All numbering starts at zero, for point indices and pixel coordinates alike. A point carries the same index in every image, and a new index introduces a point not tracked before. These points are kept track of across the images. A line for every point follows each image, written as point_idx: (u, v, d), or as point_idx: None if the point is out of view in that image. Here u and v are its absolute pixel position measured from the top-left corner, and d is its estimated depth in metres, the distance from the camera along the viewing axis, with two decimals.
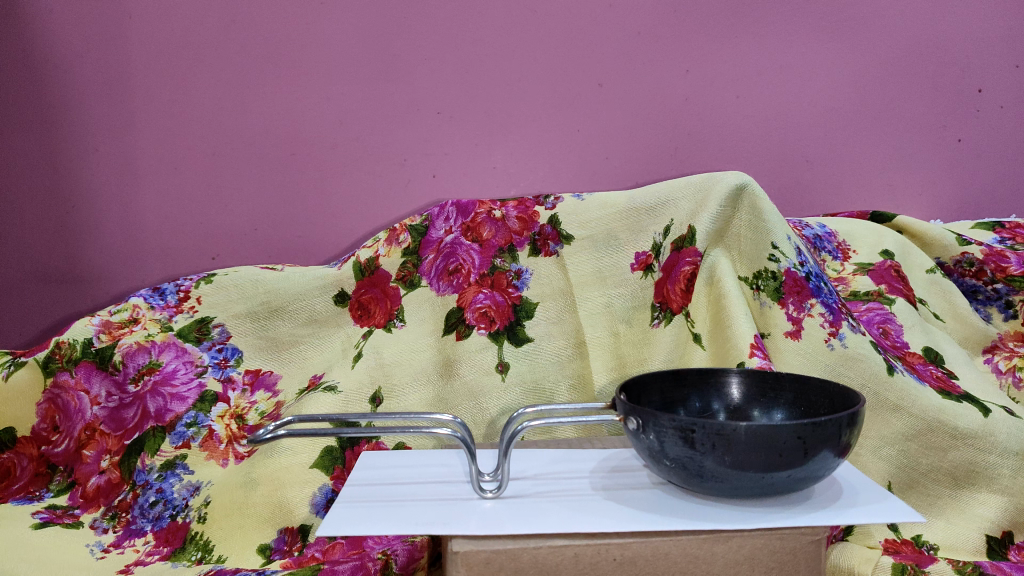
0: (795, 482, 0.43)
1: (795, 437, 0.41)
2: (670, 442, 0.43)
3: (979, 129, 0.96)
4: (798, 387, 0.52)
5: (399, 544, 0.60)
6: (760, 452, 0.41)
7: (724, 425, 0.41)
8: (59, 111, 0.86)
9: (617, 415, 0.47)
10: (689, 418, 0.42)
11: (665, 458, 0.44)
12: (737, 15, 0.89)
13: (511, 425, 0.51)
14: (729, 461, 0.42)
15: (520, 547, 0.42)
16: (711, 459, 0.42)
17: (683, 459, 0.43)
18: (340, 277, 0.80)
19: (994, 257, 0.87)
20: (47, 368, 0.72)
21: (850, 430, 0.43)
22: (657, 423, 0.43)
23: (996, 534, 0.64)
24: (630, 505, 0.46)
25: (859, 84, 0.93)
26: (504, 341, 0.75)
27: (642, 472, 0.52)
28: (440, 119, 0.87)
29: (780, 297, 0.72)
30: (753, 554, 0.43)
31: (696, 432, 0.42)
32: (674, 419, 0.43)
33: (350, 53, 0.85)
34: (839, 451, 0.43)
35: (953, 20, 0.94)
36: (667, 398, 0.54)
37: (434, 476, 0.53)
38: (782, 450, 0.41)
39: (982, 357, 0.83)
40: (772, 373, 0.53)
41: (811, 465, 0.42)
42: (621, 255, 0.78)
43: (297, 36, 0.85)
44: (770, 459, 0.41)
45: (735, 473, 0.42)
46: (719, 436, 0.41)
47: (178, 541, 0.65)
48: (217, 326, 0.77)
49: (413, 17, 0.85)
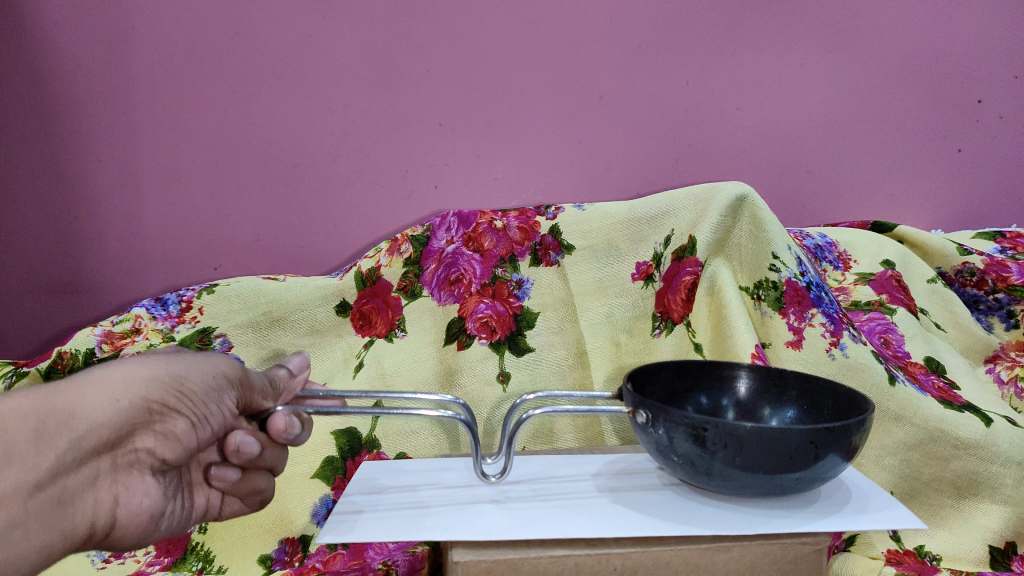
0: (803, 482, 0.43)
1: (808, 440, 0.41)
2: (679, 439, 0.44)
3: (979, 140, 0.97)
4: (804, 386, 0.53)
5: (400, 555, 0.60)
6: (771, 454, 0.41)
7: (736, 426, 0.41)
8: (62, 125, 0.86)
9: (626, 408, 0.47)
10: (702, 416, 0.42)
11: (674, 453, 0.45)
12: (738, 26, 0.88)
13: (511, 418, 0.51)
14: (739, 462, 0.42)
15: (520, 557, 0.44)
16: (721, 459, 0.42)
17: (692, 456, 0.44)
18: (342, 287, 0.79)
19: (995, 266, 0.87)
20: (50, 378, 0.72)
21: (859, 434, 0.43)
22: (669, 419, 0.44)
23: (999, 544, 0.64)
24: (631, 506, 0.49)
25: (859, 95, 0.93)
26: (505, 352, 0.76)
27: (646, 476, 0.54)
28: (442, 131, 0.88)
29: (780, 307, 0.72)
30: (753, 562, 0.46)
31: (708, 431, 0.42)
32: (686, 417, 0.43)
33: (351, 66, 0.86)
34: (847, 454, 0.44)
35: (956, 31, 0.93)
36: (670, 390, 0.55)
37: (444, 480, 0.55)
38: (795, 452, 0.41)
39: (983, 367, 0.83)
40: (778, 371, 0.54)
41: (819, 467, 0.43)
42: (622, 265, 0.78)
43: (298, 49, 0.85)
44: (780, 461, 0.42)
45: (745, 474, 0.42)
46: (730, 437, 0.41)
47: (178, 551, 0.64)
48: (219, 336, 0.77)
49: (414, 29, 0.85)
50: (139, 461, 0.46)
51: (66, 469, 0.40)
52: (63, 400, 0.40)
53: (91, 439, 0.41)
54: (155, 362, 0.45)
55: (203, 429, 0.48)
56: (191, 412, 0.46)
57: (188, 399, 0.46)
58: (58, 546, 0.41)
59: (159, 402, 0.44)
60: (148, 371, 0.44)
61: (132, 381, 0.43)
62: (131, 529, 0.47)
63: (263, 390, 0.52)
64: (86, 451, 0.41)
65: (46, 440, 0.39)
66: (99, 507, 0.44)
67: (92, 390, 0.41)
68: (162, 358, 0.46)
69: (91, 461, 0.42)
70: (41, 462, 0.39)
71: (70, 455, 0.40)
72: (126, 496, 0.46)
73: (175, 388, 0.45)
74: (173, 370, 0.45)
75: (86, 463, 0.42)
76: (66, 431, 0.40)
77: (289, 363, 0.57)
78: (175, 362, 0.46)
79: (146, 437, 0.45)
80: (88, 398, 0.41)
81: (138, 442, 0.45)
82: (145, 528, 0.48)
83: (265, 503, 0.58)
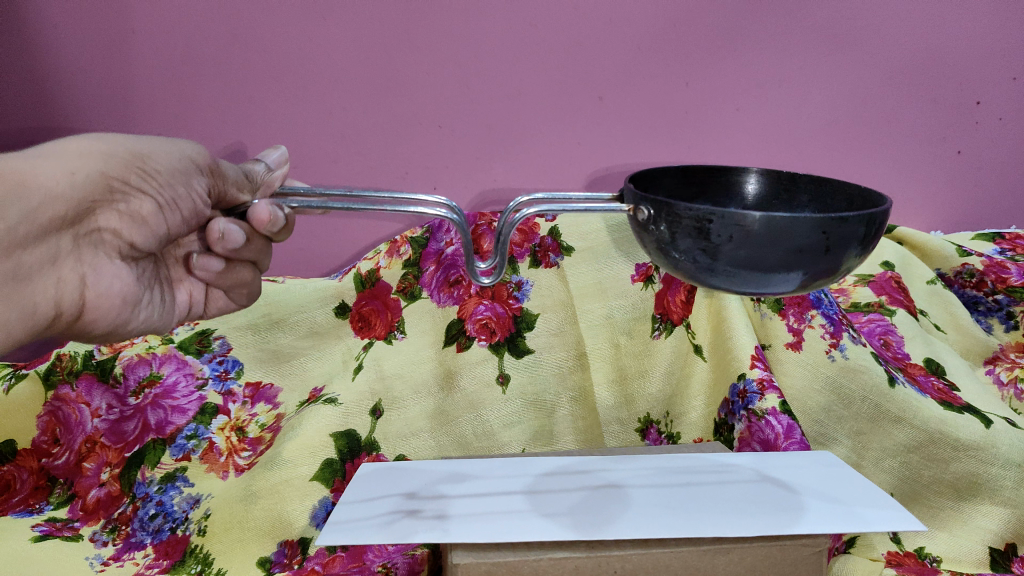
0: (812, 277, 0.43)
1: (818, 233, 0.40)
2: (682, 234, 0.43)
3: (980, 141, 0.96)
4: (815, 188, 0.52)
5: (399, 557, 0.62)
6: (779, 246, 0.41)
7: (743, 218, 0.40)
8: (63, 126, 0.87)
9: (626, 207, 0.46)
10: (707, 208, 0.41)
11: (675, 252, 0.44)
12: (741, 24, 0.84)
13: (502, 219, 0.46)
14: (743, 256, 0.42)
15: (519, 559, 0.46)
16: (725, 251, 0.42)
17: (693, 252, 0.43)
18: (340, 289, 0.80)
19: (995, 268, 0.87)
20: (48, 380, 0.71)
21: (873, 230, 0.43)
22: (672, 214, 0.42)
23: (999, 545, 0.63)
24: (642, 506, 0.50)
25: (858, 97, 0.91)
26: (504, 353, 0.76)
27: (642, 468, 0.56)
28: (441, 132, 0.88)
29: (780, 308, 0.73)
30: (753, 564, 0.48)
31: (713, 223, 0.41)
32: (690, 210, 0.41)
33: (345, 66, 0.84)
34: (859, 250, 0.43)
35: (970, 28, 0.89)
36: (675, 193, 0.55)
37: (451, 469, 0.57)
38: (804, 245, 0.41)
39: (983, 368, 0.83)
40: (790, 174, 0.54)
41: (827, 262, 0.42)
42: (621, 267, 0.78)
43: (289, 50, 0.83)
44: (789, 255, 0.41)
45: (747, 270, 0.42)
46: (736, 228, 0.41)
47: (177, 554, 0.64)
48: (218, 338, 0.78)
49: (406, 28, 0.82)
50: (105, 240, 0.53)
51: (25, 237, 0.46)
52: (16, 167, 0.45)
53: (46, 212, 0.46)
54: (112, 140, 0.49)
55: (165, 217, 0.53)
56: (151, 195, 0.51)
57: (148, 180, 0.50)
58: (22, 311, 0.49)
59: (119, 180, 0.49)
60: (102, 150, 0.49)
61: (87, 157, 0.48)
62: (104, 305, 0.55)
63: (239, 184, 0.56)
64: (46, 223, 0.47)
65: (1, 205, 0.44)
66: (68, 280, 0.51)
67: (49, 161, 0.46)
68: (120, 139, 0.50)
69: (52, 234, 0.48)
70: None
71: (24, 227, 0.45)
72: (94, 273, 0.53)
73: (134, 167, 0.50)
74: (134, 149, 0.50)
75: (47, 237, 0.48)
76: (17, 199, 0.44)
77: (267, 156, 0.59)
78: (131, 142, 0.50)
79: (111, 216, 0.51)
80: (43, 167, 0.46)
81: (103, 222, 0.51)
82: (119, 305, 0.57)
83: (249, 296, 0.67)
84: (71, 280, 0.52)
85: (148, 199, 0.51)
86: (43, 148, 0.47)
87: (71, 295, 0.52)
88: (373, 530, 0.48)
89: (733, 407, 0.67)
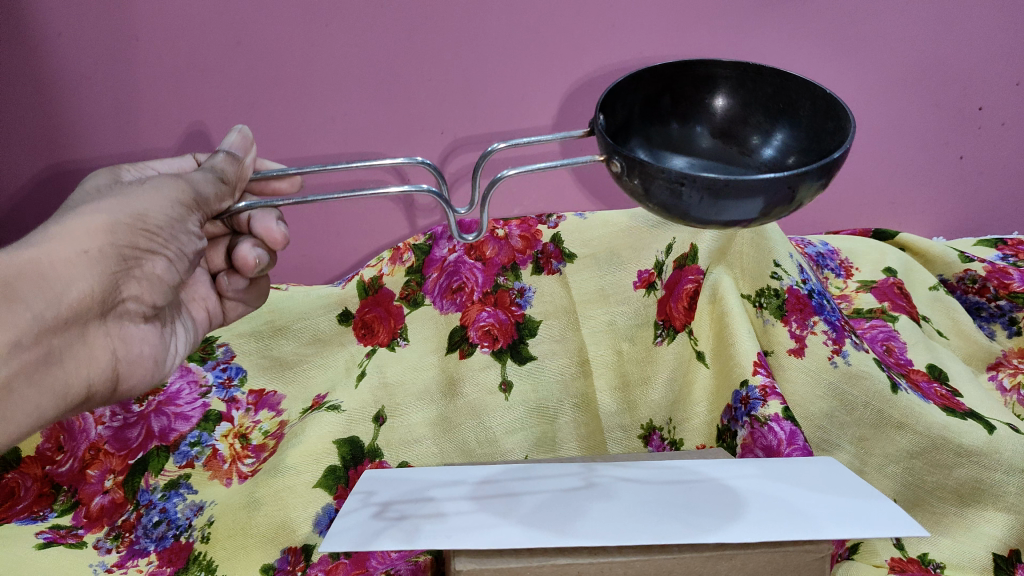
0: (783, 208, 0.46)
1: (787, 186, 0.43)
2: (656, 187, 0.45)
3: (985, 145, 0.95)
4: (778, 82, 0.53)
5: (402, 564, 0.62)
6: (749, 199, 0.43)
7: (712, 180, 0.43)
8: None
9: (600, 156, 0.47)
10: (678, 174, 0.43)
11: (650, 200, 0.46)
12: (747, 27, 0.81)
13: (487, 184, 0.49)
14: (715, 207, 0.44)
15: (521, 564, 0.48)
16: (697, 206, 0.45)
17: (667, 204, 0.46)
18: (344, 296, 0.80)
19: (997, 273, 0.88)
20: None
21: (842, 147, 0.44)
22: (646, 172, 0.45)
23: (1004, 552, 0.63)
24: (633, 504, 0.51)
25: (860, 102, 0.89)
26: (508, 360, 0.76)
27: (643, 467, 0.57)
28: (444, 139, 0.85)
29: (783, 314, 0.72)
30: (756, 568, 0.49)
31: (685, 186, 0.44)
32: (664, 172, 0.44)
33: (335, 74, 0.80)
34: (828, 171, 0.45)
35: (978, 34, 0.86)
36: (646, 102, 0.56)
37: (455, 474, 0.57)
38: (774, 196, 0.44)
39: (986, 374, 0.82)
40: (754, 66, 0.54)
41: (798, 200, 0.45)
42: (623, 274, 0.78)
43: (278, 58, 0.78)
44: (759, 203, 0.44)
45: (722, 216, 0.45)
46: (705, 191, 0.43)
47: (182, 561, 0.64)
48: (223, 345, 0.79)
49: (402, 35, 0.78)
50: (131, 308, 0.53)
51: (54, 323, 0.48)
52: (33, 259, 0.46)
53: (69, 296, 0.48)
54: (111, 208, 0.50)
55: (175, 268, 0.54)
56: (160, 249, 0.52)
57: (154, 235, 0.51)
58: (62, 393, 0.51)
59: (129, 246, 0.50)
60: (105, 221, 0.49)
61: (93, 231, 0.49)
62: (140, 369, 0.57)
63: (219, 192, 0.56)
64: (72, 308, 0.48)
65: (22, 300, 0.46)
66: (104, 355, 0.53)
67: (59, 243, 0.47)
68: (114, 200, 0.50)
69: (82, 317, 0.50)
70: (23, 320, 0.46)
71: (51, 313, 0.47)
72: (125, 342, 0.54)
73: (137, 226, 0.50)
74: (134, 210, 0.50)
75: (77, 320, 0.49)
76: (39, 291, 0.46)
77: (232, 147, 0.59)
78: (128, 204, 0.51)
79: (133, 285, 0.52)
80: (53, 252, 0.47)
81: (126, 292, 0.52)
82: (153, 366, 0.58)
83: (263, 295, 0.72)
84: (105, 354, 0.53)
85: (159, 256, 0.53)
86: (51, 232, 0.48)
87: (104, 370, 0.54)
88: (363, 538, 0.48)
89: (736, 413, 0.67)
